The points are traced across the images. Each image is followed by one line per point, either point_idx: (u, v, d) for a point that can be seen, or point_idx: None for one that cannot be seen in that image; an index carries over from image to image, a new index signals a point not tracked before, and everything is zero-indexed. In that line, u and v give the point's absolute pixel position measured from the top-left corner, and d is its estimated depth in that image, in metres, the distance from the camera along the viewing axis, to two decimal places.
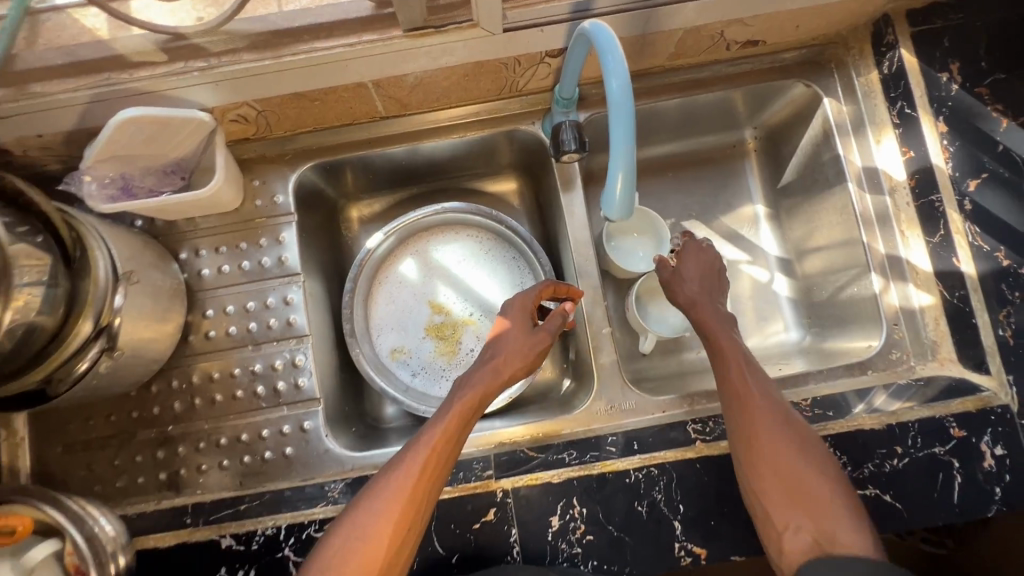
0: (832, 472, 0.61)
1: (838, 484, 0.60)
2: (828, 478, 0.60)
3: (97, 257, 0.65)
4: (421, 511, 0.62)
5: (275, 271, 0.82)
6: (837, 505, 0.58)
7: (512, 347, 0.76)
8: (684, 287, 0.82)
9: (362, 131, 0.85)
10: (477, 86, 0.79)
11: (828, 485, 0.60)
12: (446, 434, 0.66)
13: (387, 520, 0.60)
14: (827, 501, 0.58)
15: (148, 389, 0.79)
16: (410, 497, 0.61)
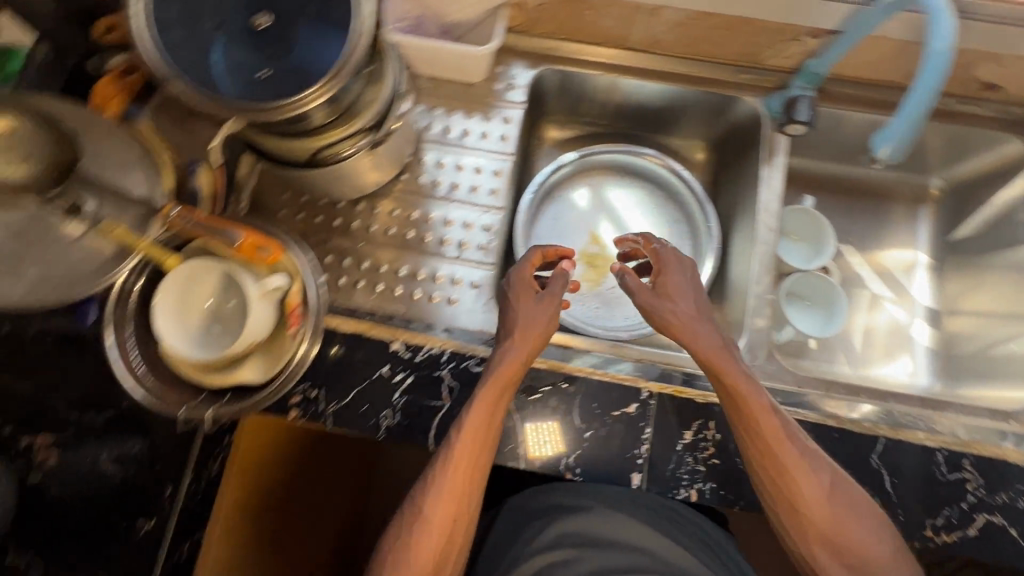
0: (859, 511, 0.65)
1: (867, 523, 0.65)
2: (859, 524, 0.65)
3: (388, 64, 0.73)
4: (465, 509, 0.67)
5: (493, 145, 0.90)
6: (868, 546, 0.64)
7: (525, 319, 0.72)
8: (677, 300, 0.74)
9: (604, 54, 0.93)
10: (727, 45, 0.86)
11: (861, 526, 0.65)
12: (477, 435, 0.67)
13: (442, 516, 0.66)
14: (859, 545, 0.64)
15: (355, 205, 0.88)
16: (456, 493, 0.66)
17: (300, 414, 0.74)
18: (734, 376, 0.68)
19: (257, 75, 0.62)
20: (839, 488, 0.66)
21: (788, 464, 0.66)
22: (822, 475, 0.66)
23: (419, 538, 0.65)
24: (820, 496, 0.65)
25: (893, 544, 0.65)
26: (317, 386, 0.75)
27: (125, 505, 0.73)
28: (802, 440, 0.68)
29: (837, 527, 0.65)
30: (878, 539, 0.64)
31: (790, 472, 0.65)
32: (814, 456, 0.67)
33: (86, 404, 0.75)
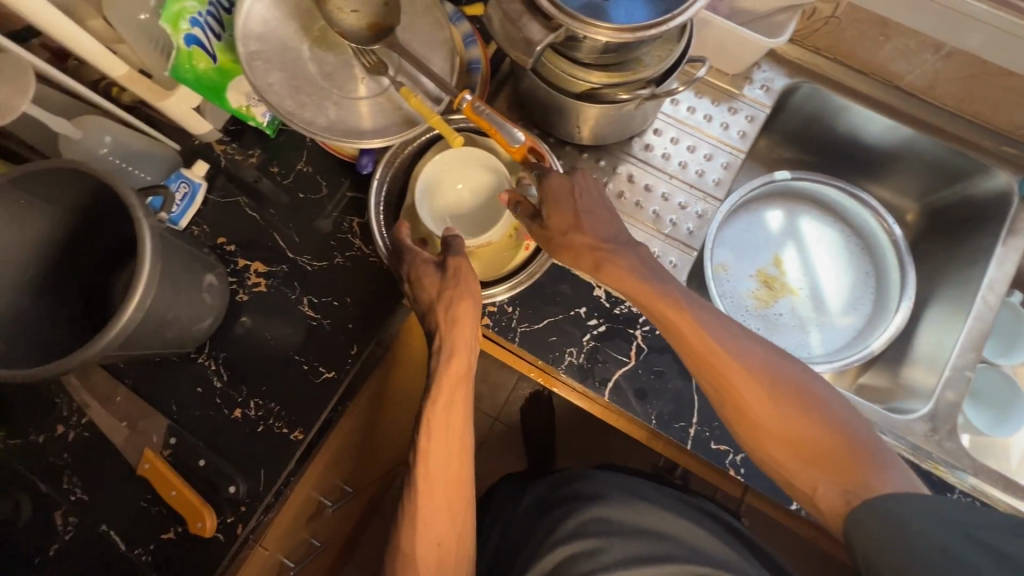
0: (811, 399, 0.62)
1: (819, 409, 0.61)
2: (811, 411, 0.61)
3: (688, 30, 0.75)
4: (457, 467, 0.70)
5: (729, 139, 0.90)
6: (821, 428, 0.60)
7: (459, 293, 0.68)
8: (579, 216, 0.69)
9: (867, 84, 0.90)
10: (1007, 111, 0.83)
11: (806, 411, 0.61)
12: (451, 385, 0.69)
13: (438, 462, 0.69)
14: (823, 434, 0.60)
15: (579, 153, 0.90)
16: (442, 443, 0.69)
17: (490, 323, 0.76)
18: (659, 299, 0.66)
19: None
20: (773, 373, 0.63)
21: (736, 381, 0.63)
22: (775, 370, 0.63)
23: (422, 481, 0.68)
24: (777, 399, 0.62)
25: (830, 410, 0.61)
26: (513, 302, 0.76)
27: (310, 348, 0.76)
28: (728, 327, 0.65)
29: (794, 424, 0.61)
30: (822, 411, 0.61)
31: (749, 394, 0.63)
32: (761, 361, 0.64)
33: (303, 248, 0.79)
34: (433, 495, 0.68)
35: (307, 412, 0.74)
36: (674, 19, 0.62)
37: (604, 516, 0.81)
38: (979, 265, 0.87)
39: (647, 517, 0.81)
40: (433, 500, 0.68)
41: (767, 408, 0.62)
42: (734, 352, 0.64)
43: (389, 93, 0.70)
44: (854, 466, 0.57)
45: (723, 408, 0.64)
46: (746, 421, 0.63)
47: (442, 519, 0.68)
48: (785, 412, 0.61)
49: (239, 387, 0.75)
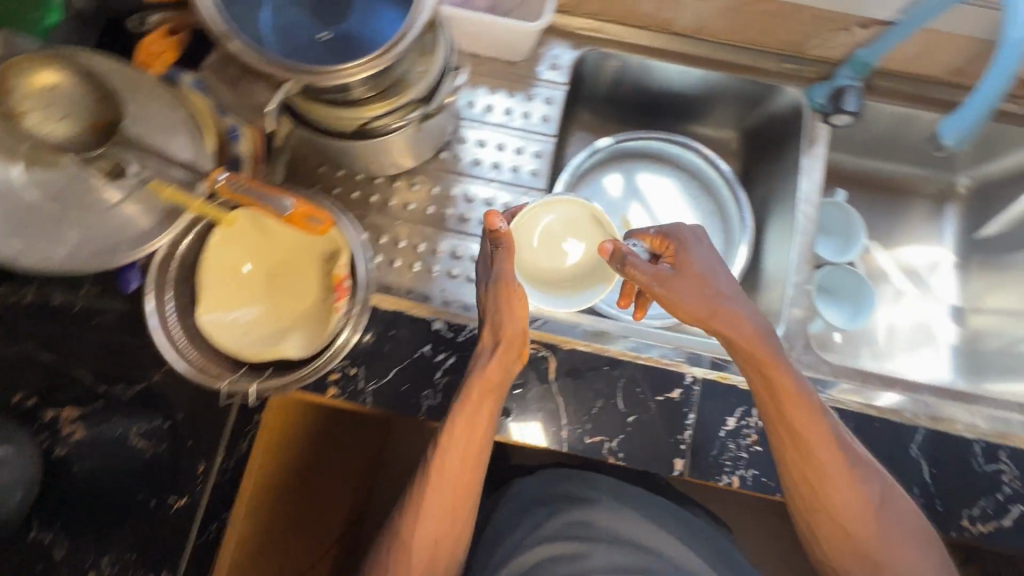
0: (895, 510, 0.65)
1: (899, 523, 0.65)
2: (903, 540, 0.64)
3: (440, 38, 0.73)
4: (460, 520, 0.66)
5: (534, 128, 0.88)
6: (914, 560, 0.64)
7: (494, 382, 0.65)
8: (697, 283, 0.67)
9: (648, 37, 0.91)
10: (774, 31, 0.86)
11: (897, 533, 0.64)
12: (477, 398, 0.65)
13: (445, 477, 0.65)
14: (896, 559, 0.64)
15: (393, 183, 0.86)
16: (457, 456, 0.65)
17: (338, 392, 0.72)
18: (772, 362, 0.65)
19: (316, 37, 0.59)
20: (884, 501, 0.65)
21: (820, 459, 0.65)
22: (886, 499, 0.66)
23: (429, 501, 0.64)
24: (865, 506, 0.65)
25: (933, 556, 0.64)
26: (355, 363, 0.73)
27: (153, 482, 0.70)
28: (855, 456, 0.66)
29: (864, 522, 0.65)
30: (906, 537, 0.64)
31: (835, 489, 0.65)
32: (865, 468, 0.66)
33: (116, 376, 0.72)
34: (430, 519, 0.64)
35: (171, 549, 0.68)
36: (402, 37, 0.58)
37: (584, 519, 0.80)
38: (792, 179, 0.91)
39: (632, 526, 0.79)
40: (429, 519, 0.64)
41: (837, 500, 0.65)
42: (842, 450, 0.66)
43: (138, 191, 0.63)
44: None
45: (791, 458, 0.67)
46: (811, 501, 0.67)
47: (426, 557, 0.64)
48: (851, 511, 0.65)
49: (84, 553, 0.67)
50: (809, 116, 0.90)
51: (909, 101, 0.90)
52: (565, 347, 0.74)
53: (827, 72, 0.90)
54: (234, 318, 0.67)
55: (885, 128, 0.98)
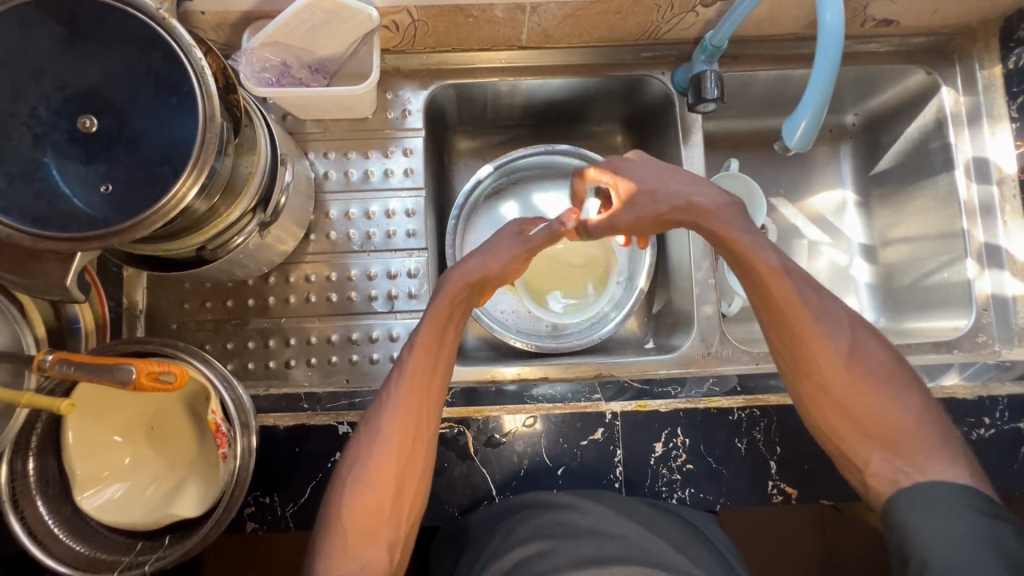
0: (880, 357, 0.59)
1: (886, 367, 0.58)
2: (894, 392, 0.57)
3: (258, 130, 0.66)
4: (425, 431, 0.62)
5: (399, 184, 0.83)
6: (902, 413, 0.56)
7: (458, 308, 0.69)
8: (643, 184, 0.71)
9: (497, 58, 0.86)
10: (620, 27, 0.81)
11: (883, 387, 0.57)
12: (447, 307, 0.67)
13: (420, 372, 0.63)
14: (893, 414, 0.56)
15: (266, 279, 0.80)
16: (436, 353, 0.64)
17: (256, 526, 0.68)
18: (730, 233, 0.65)
19: (97, 191, 0.53)
20: (863, 354, 0.59)
21: (794, 315, 0.60)
22: (863, 346, 0.59)
23: (403, 400, 0.61)
24: (840, 360, 0.58)
25: (920, 402, 0.57)
26: (268, 490, 0.69)
27: None
28: (835, 309, 0.61)
29: (851, 375, 0.58)
30: (897, 382, 0.58)
31: (820, 345, 0.59)
32: (843, 314, 0.61)
33: None
34: (400, 421, 0.60)
35: None
36: (206, 162, 0.53)
37: (568, 519, 0.64)
38: None
39: (597, 514, 0.65)
40: (400, 419, 0.60)
41: (831, 362, 0.58)
42: (819, 298, 0.61)
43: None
44: (910, 446, 0.55)
45: (778, 310, 0.61)
46: (800, 366, 0.60)
47: (391, 472, 0.58)
48: (840, 369, 0.58)
49: None
50: (683, 105, 0.87)
51: (773, 63, 0.89)
52: (479, 417, 0.72)
53: (686, 53, 0.86)
54: (104, 498, 0.61)
55: (761, 90, 0.95)
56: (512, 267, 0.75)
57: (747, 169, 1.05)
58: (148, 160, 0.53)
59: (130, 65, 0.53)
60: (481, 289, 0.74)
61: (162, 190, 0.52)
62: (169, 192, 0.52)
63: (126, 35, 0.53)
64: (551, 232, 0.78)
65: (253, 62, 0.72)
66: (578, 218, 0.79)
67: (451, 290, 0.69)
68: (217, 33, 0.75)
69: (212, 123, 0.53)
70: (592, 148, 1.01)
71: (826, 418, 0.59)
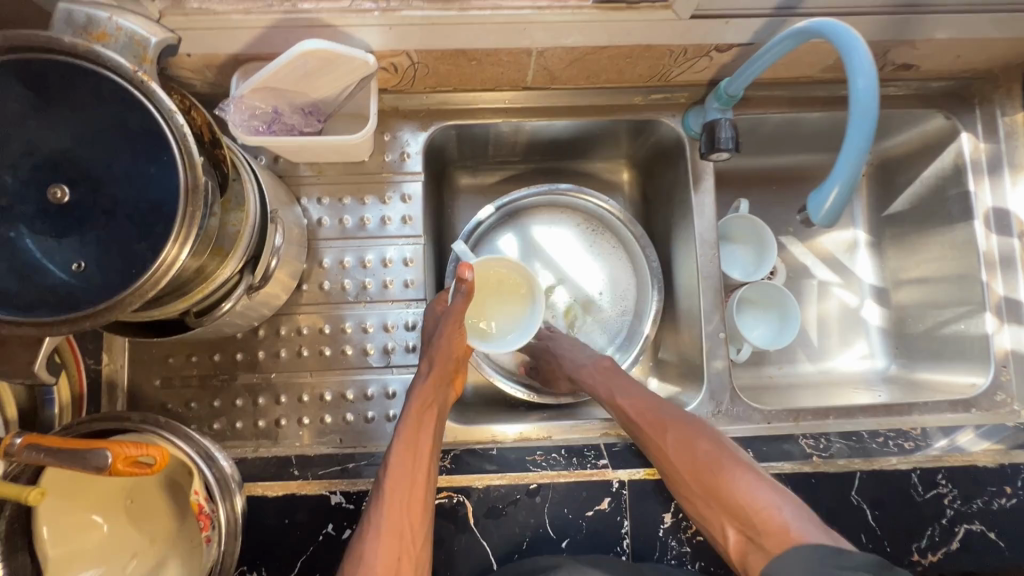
0: (746, 471, 0.62)
1: (757, 480, 0.61)
2: (766, 496, 0.60)
3: (247, 186, 0.62)
4: (412, 545, 0.61)
5: (397, 231, 0.79)
6: (761, 503, 0.59)
7: (431, 413, 0.68)
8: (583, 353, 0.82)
9: (500, 99, 0.82)
10: (631, 70, 0.77)
11: (742, 485, 0.61)
12: (418, 415, 0.67)
13: (399, 488, 0.62)
14: (752, 504, 0.59)
15: (256, 332, 0.76)
16: (411, 463, 0.64)
17: None
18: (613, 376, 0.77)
19: (69, 268, 0.48)
20: (722, 459, 0.64)
21: (667, 449, 0.66)
22: (734, 465, 0.63)
23: (386, 519, 0.61)
24: (700, 470, 0.63)
25: (772, 492, 0.60)
26: (256, 565, 0.65)
27: None
28: (700, 427, 0.67)
29: (716, 482, 0.62)
30: (762, 486, 0.61)
31: (681, 460, 0.65)
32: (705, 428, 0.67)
33: None
34: (386, 544, 0.59)
35: None
36: (188, 235, 0.48)
37: None
38: (687, 218, 0.85)
39: None
40: (383, 547, 0.59)
41: (701, 472, 0.63)
42: (688, 423, 0.68)
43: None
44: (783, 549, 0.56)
45: (658, 445, 0.67)
46: (676, 482, 0.65)
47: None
48: (711, 477, 0.62)
49: None
50: (694, 148, 0.84)
51: (788, 106, 0.85)
52: (480, 485, 0.69)
53: (698, 95, 0.83)
54: None
55: (773, 130, 0.91)
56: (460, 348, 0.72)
57: (757, 208, 1.02)
58: (125, 232, 0.49)
59: (107, 130, 0.49)
60: (451, 379, 0.73)
61: (139, 267, 0.48)
62: (148, 268, 0.48)
63: (100, 97, 0.49)
64: (466, 296, 0.69)
65: (242, 108, 0.68)
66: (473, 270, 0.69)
67: (422, 392, 0.69)
68: (204, 74, 0.70)
69: (195, 192, 0.49)
70: (597, 186, 0.98)
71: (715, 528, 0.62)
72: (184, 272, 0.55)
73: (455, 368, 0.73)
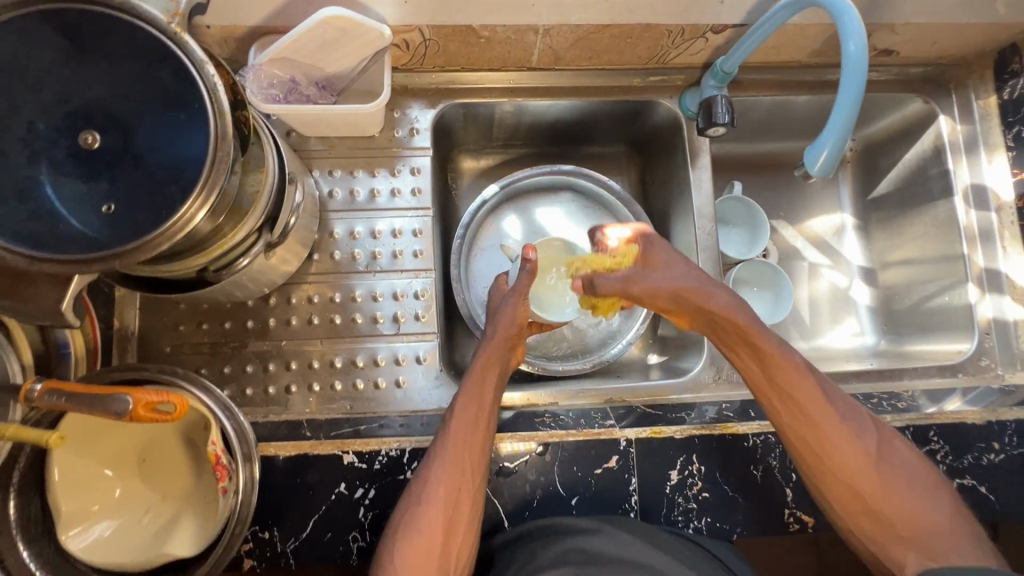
0: (913, 482, 0.58)
1: (925, 491, 0.57)
2: (919, 485, 0.58)
3: (266, 147, 0.64)
4: (471, 483, 0.63)
5: (407, 203, 0.81)
6: (930, 518, 0.56)
7: (496, 369, 0.73)
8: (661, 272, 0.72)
9: (506, 78, 0.85)
10: (631, 51, 0.81)
11: (907, 494, 0.57)
12: (483, 368, 0.72)
13: (462, 425, 0.66)
14: (921, 520, 0.56)
15: (266, 300, 0.77)
16: (477, 409, 0.68)
17: (255, 564, 0.64)
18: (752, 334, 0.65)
19: (98, 211, 0.50)
20: (887, 463, 0.59)
21: (817, 419, 0.61)
22: (882, 444, 0.60)
23: (451, 452, 0.64)
24: (869, 466, 0.59)
25: (941, 505, 0.57)
26: (267, 524, 0.65)
27: None
28: (856, 418, 0.61)
29: (880, 484, 0.58)
30: (919, 474, 0.59)
31: (848, 453, 0.59)
32: (862, 421, 0.62)
33: None
34: (447, 475, 0.63)
35: None
36: (216, 182, 0.50)
37: (588, 553, 0.62)
38: (684, 195, 0.89)
39: (617, 546, 0.63)
40: (444, 480, 0.62)
41: (869, 478, 0.58)
42: (849, 414, 0.62)
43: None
44: (945, 548, 0.54)
45: (809, 414, 0.61)
46: (828, 470, 0.60)
47: (438, 525, 0.61)
48: (879, 483, 0.58)
49: None
50: (691, 128, 0.88)
51: (777, 89, 0.90)
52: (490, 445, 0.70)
53: (694, 78, 0.87)
54: (90, 538, 0.57)
55: (764, 115, 0.96)
56: (522, 320, 0.77)
57: (749, 192, 1.06)
58: (155, 177, 0.51)
59: (140, 80, 0.51)
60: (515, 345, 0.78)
61: (168, 212, 0.50)
62: (177, 213, 0.49)
63: (134, 48, 0.51)
64: (530, 274, 0.76)
65: (260, 78, 0.70)
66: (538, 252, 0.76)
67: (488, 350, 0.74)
68: (222, 47, 0.73)
69: (224, 141, 0.50)
70: (597, 168, 1.01)
71: (855, 521, 0.59)
72: (208, 224, 0.57)
73: (519, 336, 0.78)
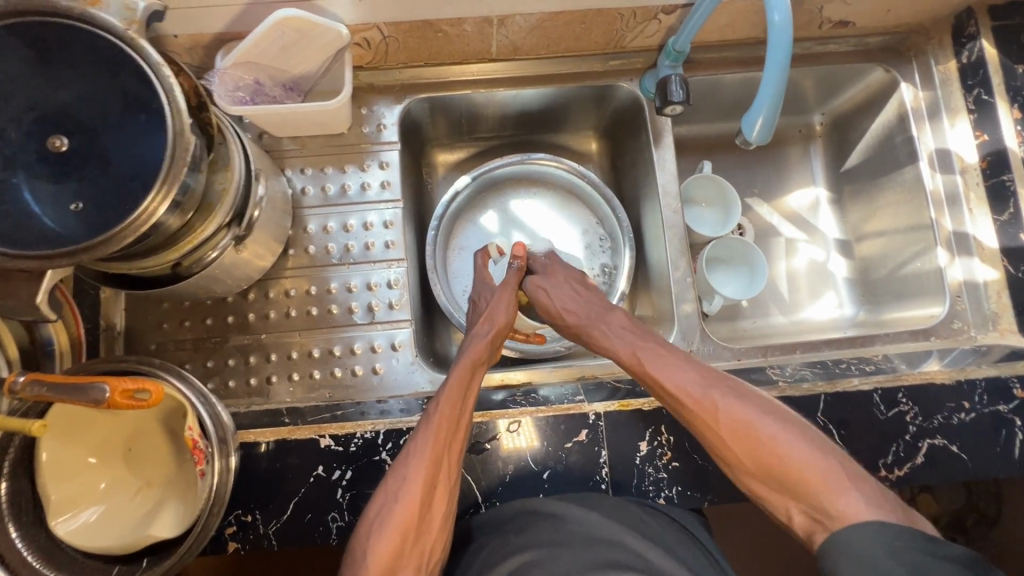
0: (786, 436, 0.58)
1: (797, 443, 0.58)
2: (784, 435, 0.58)
3: (231, 146, 0.66)
4: (450, 476, 0.65)
5: (376, 197, 0.84)
6: (803, 466, 0.56)
7: (481, 367, 0.74)
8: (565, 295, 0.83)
9: (467, 71, 0.88)
10: (587, 37, 0.83)
11: (779, 449, 0.57)
12: (471, 364, 0.73)
13: (447, 423, 0.66)
14: (796, 472, 0.56)
15: (246, 295, 0.81)
16: (461, 404, 0.68)
17: (239, 546, 0.67)
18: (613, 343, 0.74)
19: (68, 208, 0.53)
20: (752, 425, 0.59)
21: (685, 403, 0.64)
22: (739, 404, 0.61)
23: (429, 448, 0.64)
24: (738, 431, 0.60)
25: (809, 451, 0.57)
26: (250, 508, 0.68)
27: None
28: (723, 389, 0.63)
29: (753, 446, 0.59)
30: (784, 426, 0.59)
31: (719, 423, 0.61)
32: (737, 390, 0.63)
33: None
34: (427, 472, 0.63)
35: None
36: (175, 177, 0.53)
37: (559, 528, 0.65)
38: (649, 174, 0.91)
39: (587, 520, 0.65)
40: (422, 474, 0.63)
41: (743, 443, 0.59)
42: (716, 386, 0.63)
43: None
44: (817, 496, 0.55)
45: (669, 398, 0.66)
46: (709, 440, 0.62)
47: (413, 518, 0.62)
48: (754, 446, 0.59)
49: None
50: (652, 109, 0.90)
51: (737, 66, 0.91)
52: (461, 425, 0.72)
53: (652, 60, 0.89)
54: (78, 522, 0.60)
55: (727, 94, 0.97)
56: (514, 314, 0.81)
57: (721, 171, 1.07)
58: (118, 176, 0.54)
59: (101, 85, 0.54)
60: (500, 342, 0.80)
61: (131, 209, 0.53)
62: (138, 209, 0.52)
63: (94, 55, 0.54)
64: (518, 268, 0.86)
65: (226, 82, 0.74)
66: (526, 251, 0.88)
67: (476, 347, 0.75)
68: (191, 56, 0.76)
69: (181, 137, 0.53)
70: (568, 156, 1.03)
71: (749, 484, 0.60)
72: (177, 219, 0.60)
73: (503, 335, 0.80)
